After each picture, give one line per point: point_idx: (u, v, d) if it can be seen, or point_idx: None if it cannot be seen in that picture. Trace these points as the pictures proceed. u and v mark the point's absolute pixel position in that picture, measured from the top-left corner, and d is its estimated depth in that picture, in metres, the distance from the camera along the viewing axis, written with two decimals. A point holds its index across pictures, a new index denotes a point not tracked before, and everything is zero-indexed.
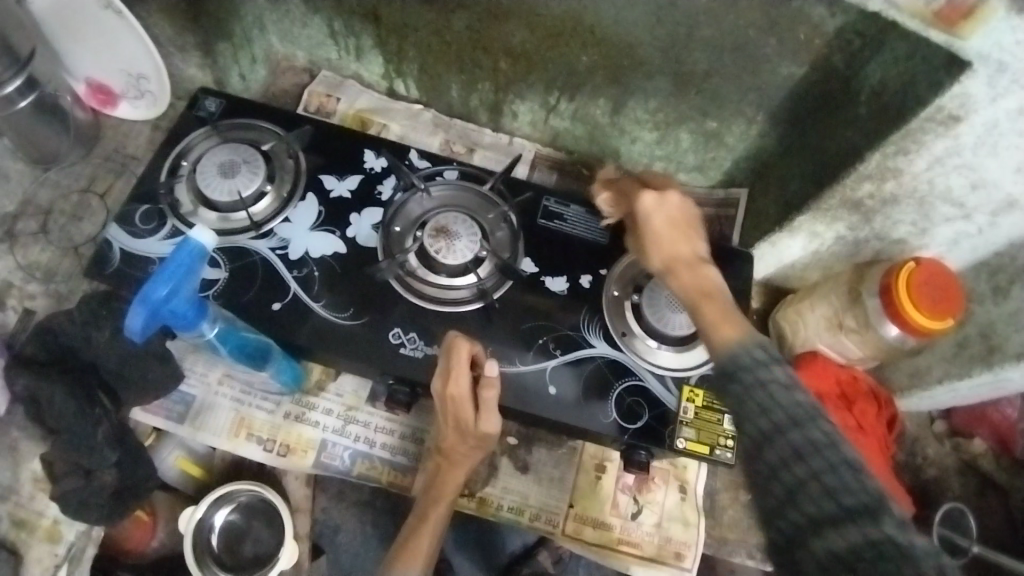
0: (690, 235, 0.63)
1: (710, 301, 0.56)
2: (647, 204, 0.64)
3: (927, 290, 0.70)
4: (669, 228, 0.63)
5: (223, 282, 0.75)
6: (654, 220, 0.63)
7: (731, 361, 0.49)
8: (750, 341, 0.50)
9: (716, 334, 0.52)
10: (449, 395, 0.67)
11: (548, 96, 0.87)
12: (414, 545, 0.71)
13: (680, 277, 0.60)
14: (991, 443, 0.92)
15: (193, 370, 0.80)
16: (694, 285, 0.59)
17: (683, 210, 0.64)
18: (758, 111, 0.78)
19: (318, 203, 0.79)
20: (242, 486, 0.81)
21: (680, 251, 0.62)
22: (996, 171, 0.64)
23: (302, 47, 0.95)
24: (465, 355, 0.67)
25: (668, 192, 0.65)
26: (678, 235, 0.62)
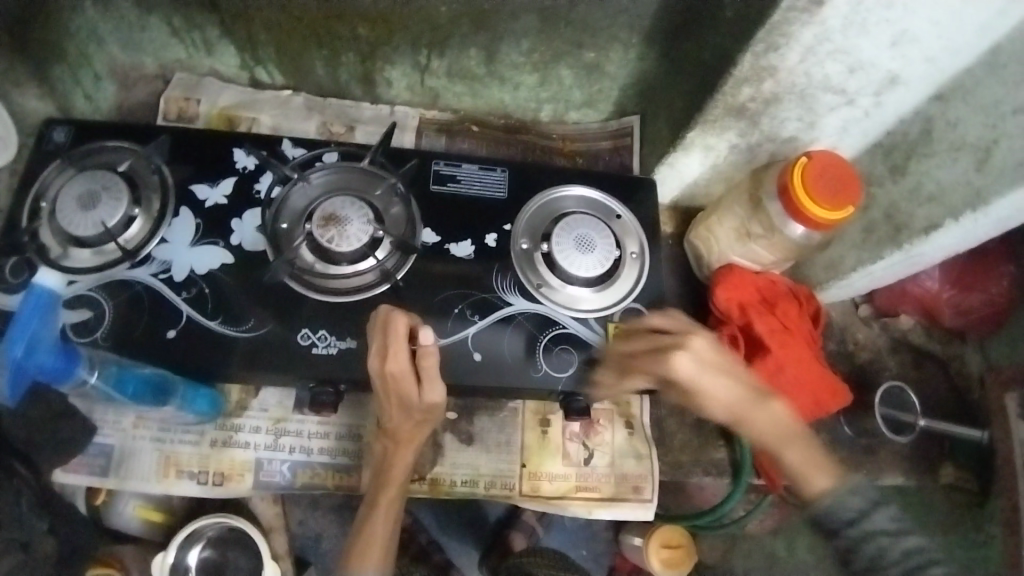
0: (726, 373, 0.67)
1: (799, 449, 0.65)
2: (691, 371, 0.65)
3: (824, 183, 0.69)
4: (710, 378, 0.66)
5: (112, 321, 0.70)
6: (698, 377, 0.66)
7: (830, 513, 0.60)
8: (848, 484, 0.61)
9: (809, 481, 0.63)
10: (389, 374, 0.65)
11: (417, 56, 0.83)
12: (370, 532, 0.69)
13: (753, 424, 0.67)
14: (918, 317, 0.92)
15: (105, 419, 0.76)
16: (767, 427, 0.67)
17: (719, 352, 0.67)
18: (632, 34, 0.79)
19: (194, 214, 0.74)
20: (209, 519, 0.79)
21: (734, 396, 0.66)
22: (871, 49, 0.62)
23: (147, 52, 0.87)
24: (402, 328, 0.65)
25: (690, 343, 0.66)
26: (725, 384, 0.66)
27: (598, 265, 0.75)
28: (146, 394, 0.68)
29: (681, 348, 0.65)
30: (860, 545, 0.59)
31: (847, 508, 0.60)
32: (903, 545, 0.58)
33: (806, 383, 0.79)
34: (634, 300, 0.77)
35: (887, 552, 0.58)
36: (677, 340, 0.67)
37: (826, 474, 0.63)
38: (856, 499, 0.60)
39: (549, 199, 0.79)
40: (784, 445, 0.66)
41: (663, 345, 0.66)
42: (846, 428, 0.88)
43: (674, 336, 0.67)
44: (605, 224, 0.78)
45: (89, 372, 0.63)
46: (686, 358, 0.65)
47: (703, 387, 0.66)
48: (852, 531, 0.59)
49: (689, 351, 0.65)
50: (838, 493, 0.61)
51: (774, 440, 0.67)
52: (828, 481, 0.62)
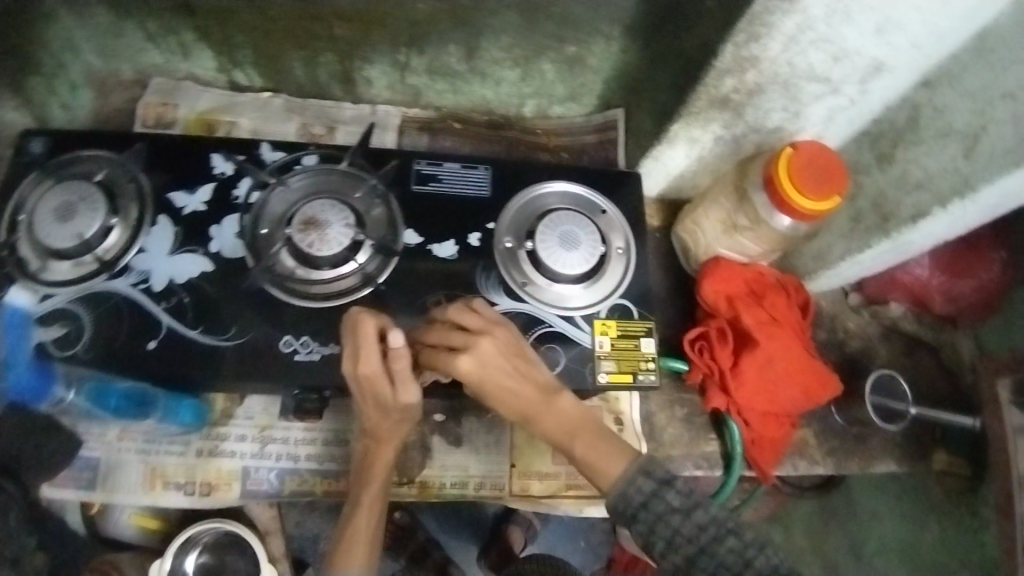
0: (518, 368, 0.60)
1: (588, 441, 0.59)
2: (470, 373, 0.59)
3: (809, 173, 0.68)
4: (499, 379, 0.59)
5: (92, 333, 0.69)
6: (475, 378, 0.59)
7: (622, 499, 0.55)
8: (636, 468, 0.56)
9: (600, 471, 0.57)
10: (362, 374, 0.63)
11: (396, 53, 0.82)
12: (353, 531, 0.68)
13: (542, 423, 0.60)
14: (909, 304, 0.90)
15: (90, 431, 0.75)
16: (559, 425, 0.60)
17: (502, 350, 0.60)
18: (613, 27, 0.77)
19: (174, 223, 0.73)
20: (205, 525, 0.79)
21: (526, 395, 0.60)
22: (855, 38, 0.61)
23: (123, 58, 0.86)
24: (370, 329, 0.63)
25: (479, 345, 0.59)
26: (515, 383, 0.59)
27: (583, 262, 0.74)
28: (127, 407, 0.72)
29: (464, 348, 0.59)
30: (653, 529, 0.54)
31: (639, 491, 0.55)
32: (694, 519, 0.54)
33: (795, 375, 0.78)
34: (620, 296, 0.76)
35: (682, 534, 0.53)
36: (468, 339, 0.60)
37: (618, 459, 0.57)
38: (645, 483, 0.55)
39: (532, 196, 0.78)
40: (575, 437, 0.59)
41: (450, 342, 0.60)
42: (837, 418, 0.87)
43: (468, 334, 0.60)
44: (590, 220, 0.77)
45: (66, 390, 0.70)
46: (468, 359, 0.59)
47: (491, 386, 0.60)
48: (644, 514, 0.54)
49: (472, 352, 0.59)
50: (626, 477, 0.56)
51: (564, 437, 0.60)
52: (620, 468, 0.57)
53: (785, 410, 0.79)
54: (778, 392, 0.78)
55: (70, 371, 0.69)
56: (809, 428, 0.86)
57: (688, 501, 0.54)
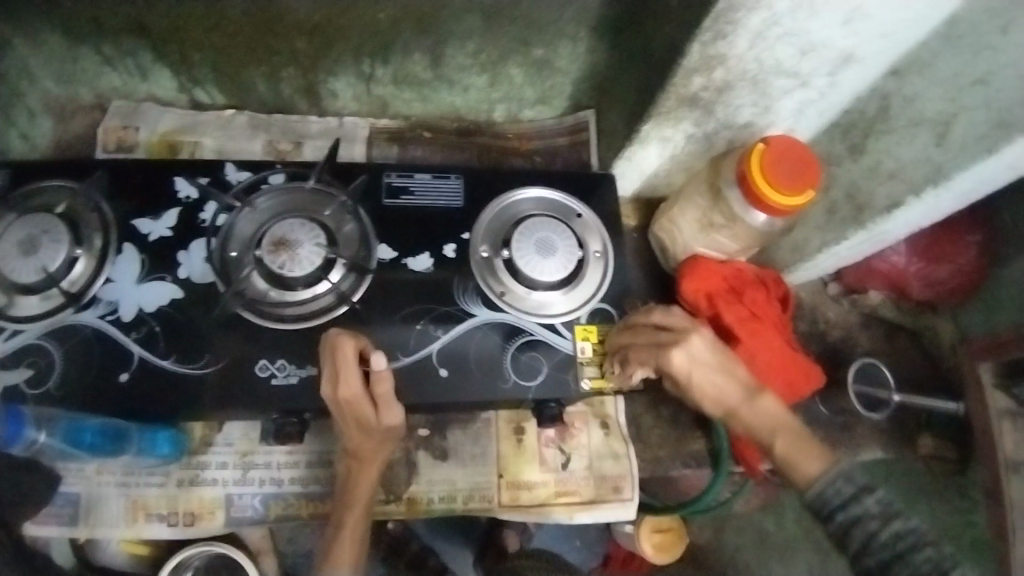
0: (730, 369, 0.65)
1: (788, 439, 0.60)
2: (684, 367, 0.65)
3: (782, 167, 0.67)
4: (711, 377, 0.65)
5: (63, 369, 0.67)
6: (690, 374, 0.65)
7: (819, 499, 0.55)
8: (834, 471, 0.55)
9: (800, 468, 0.58)
10: (343, 399, 0.64)
11: (360, 64, 0.80)
12: (337, 552, 0.68)
13: (746, 422, 0.64)
14: (887, 292, 0.90)
15: (68, 468, 0.73)
16: (764, 424, 0.63)
17: (713, 348, 0.65)
18: (579, 27, 0.76)
19: (140, 251, 0.71)
20: (194, 549, 0.75)
21: (729, 394, 0.64)
22: (821, 30, 0.61)
23: (81, 82, 0.83)
24: (350, 354, 0.64)
25: (689, 340, 0.65)
26: (721, 381, 0.65)
27: (561, 269, 0.74)
28: (103, 444, 0.70)
29: (677, 343, 0.65)
30: (849, 531, 0.52)
31: (836, 494, 0.54)
32: (894, 529, 0.51)
33: (778, 369, 0.78)
34: (600, 301, 0.75)
35: (876, 536, 0.51)
36: (675, 336, 0.66)
37: (817, 460, 0.57)
38: (846, 483, 0.54)
39: (505, 204, 0.77)
40: (776, 434, 0.61)
41: (658, 341, 0.66)
42: (822, 408, 0.88)
43: (674, 332, 0.66)
44: (566, 225, 0.76)
45: (38, 432, 0.67)
46: (680, 353, 0.65)
47: (700, 383, 0.65)
48: (840, 514, 0.53)
49: (686, 347, 0.65)
50: (824, 478, 0.55)
51: (767, 435, 0.63)
52: (818, 468, 0.57)
53: None
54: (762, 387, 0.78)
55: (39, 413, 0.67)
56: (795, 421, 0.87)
57: (884, 506, 0.52)
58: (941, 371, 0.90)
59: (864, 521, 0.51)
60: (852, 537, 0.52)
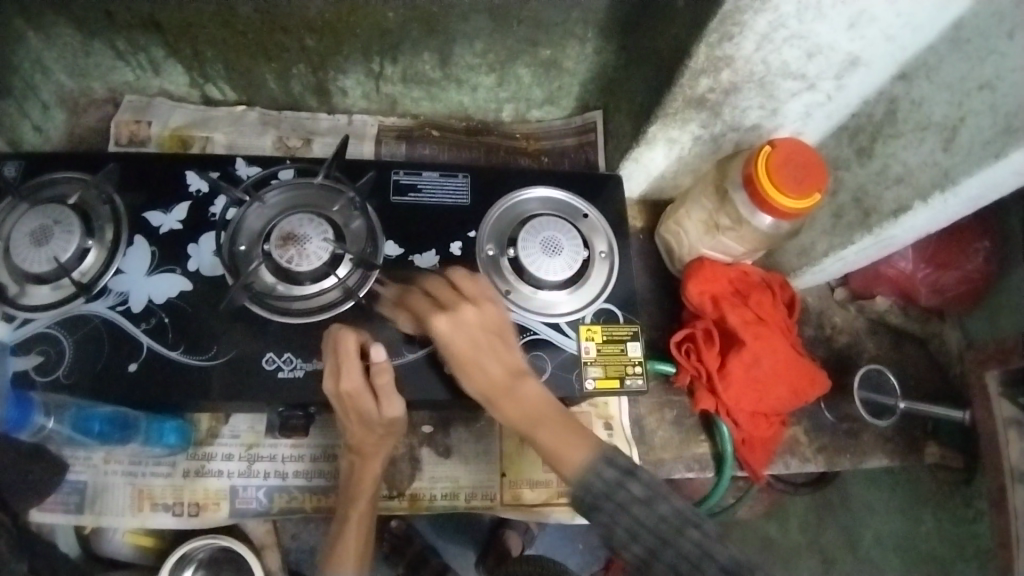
0: (497, 347, 0.62)
1: (548, 428, 0.56)
2: (447, 338, 0.61)
3: (788, 171, 0.67)
4: (475, 351, 0.61)
5: (72, 359, 0.68)
6: (453, 344, 0.61)
7: (581, 487, 0.51)
8: (595, 460, 0.52)
9: (560, 458, 0.54)
10: (344, 391, 0.65)
11: (369, 63, 0.81)
12: (342, 551, 0.67)
13: (504, 408, 0.59)
14: (895, 298, 0.90)
15: (75, 456, 0.75)
16: (522, 411, 0.58)
17: (483, 322, 0.62)
18: (587, 28, 0.76)
19: (150, 243, 0.72)
20: (200, 541, 0.77)
21: (496, 373, 0.60)
22: (829, 33, 0.61)
23: (94, 76, 0.85)
24: (352, 346, 0.65)
25: (458, 310, 0.62)
26: (487, 358, 0.61)
27: (566, 268, 0.74)
28: (111, 432, 0.71)
29: (447, 311, 0.62)
30: (613, 520, 0.49)
31: (600, 480, 0.51)
32: (656, 511, 0.49)
33: (782, 373, 0.78)
34: (605, 300, 0.75)
35: (640, 522, 0.49)
36: (448, 306, 0.63)
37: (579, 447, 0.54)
38: (608, 469, 0.51)
39: (512, 203, 0.78)
40: (533, 422, 0.57)
41: (432, 308, 0.63)
42: (827, 413, 0.87)
43: (448, 300, 0.63)
44: (572, 225, 0.76)
45: (46, 418, 0.67)
46: (446, 321, 0.61)
47: (461, 355, 0.61)
48: (600, 501, 0.50)
49: (452, 316, 0.61)
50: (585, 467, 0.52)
51: (527, 424, 0.58)
52: (578, 458, 0.53)
53: (774, 409, 0.79)
54: (765, 391, 0.78)
55: (48, 399, 0.67)
56: (799, 425, 0.86)
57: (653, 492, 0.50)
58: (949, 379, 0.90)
59: (619, 507, 0.50)
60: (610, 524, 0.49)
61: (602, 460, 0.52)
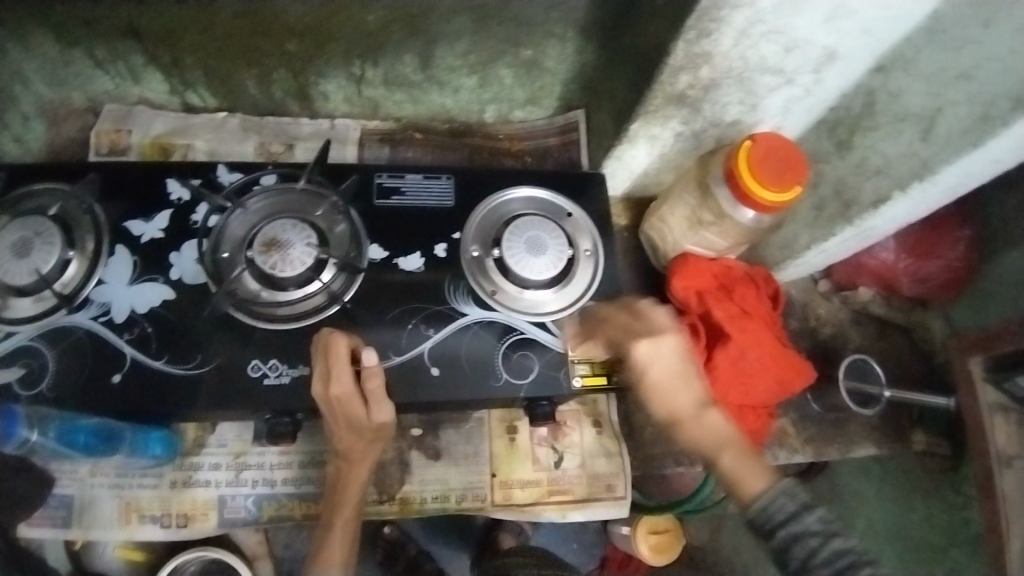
0: (689, 379, 0.65)
1: (733, 455, 0.61)
2: (647, 362, 0.64)
3: (769, 166, 0.68)
4: (671, 381, 0.65)
5: (57, 371, 0.68)
6: (651, 369, 0.65)
7: (764, 515, 0.56)
8: (777, 492, 0.56)
9: (741, 484, 0.58)
10: (334, 396, 0.65)
11: (350, 66, 0.81)
12: (326, 553, 0.67)
13: (688, 432, 0.64)
14: (878, 289, 0.91)
15: (62, 470, 0.74)
16: (707, 438, 0.63)
17: (680, 354, 0.65)
18: (567, 28, 0.77)
19: (131, 252, 0.72)
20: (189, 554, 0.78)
21: (682, 401, 0.64)
22: (805, 28, 0.61)
23: (73, 86, 0.84)
24: (342, 351, 0.65)
25: (662, 338, 0.65)
26: (679, 385, 0.65)
27: (551, 268, 0.74)
28: (97, 445, 0.71)
29: (648, 336, 0.65)
30: (792, 547, 0.54)
31: (780, 510, 0.56)
32: (832, 546, 0.54)
33: (768, 366, 0.78)
34: (590, 298, 0.76)
35: (819, 553, 0.53)
36: (649, 330, 0.66)
37: (760, 478, 0.58)
38: (790, 501, 0.56)
39: (496, 203, 0.78)
40: (721, 450, 0.62)
41: (634, 329, 0.66)
42: (813, 404, 0.88)
43: (648, 326, 0.66)
44: (557, 224, 0.76)
45: (31, 431, 0.68)
46: (648, 348, 0.65)
47: (654, 379, 0.65)
48: (782, 531, 0.55)
49: (656, 343, 0.65)
50: (771, 495, 0.56)
51: (711, 451, 0.63)
52: (761, 489, 0.57)
53: (760, 402, 0.80)
54: (752, 385, 0.78)
55: (34, 412, 0.68)
56: (786, 417, 0.87)
57: (825, 526, 0.54)
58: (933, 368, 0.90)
59: (805, 538, 0.54)
60: (794, 549, 0.54)
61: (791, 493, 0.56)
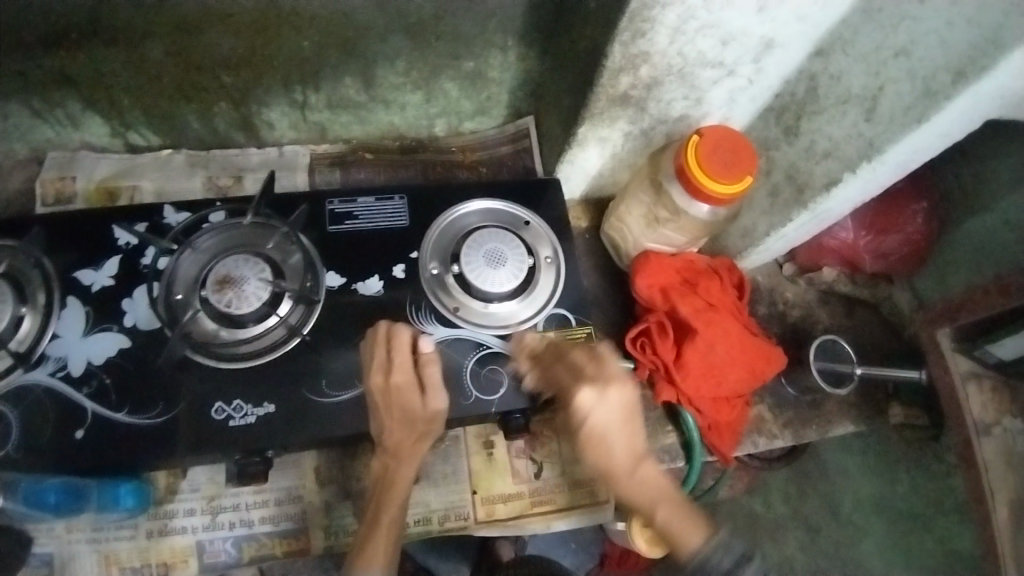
0: (631, 432, 0.65)
1: (668, 509, 0.62)
2: (590, 409, 0.64)
3: (717, 158, 0.68)
4: (612, 430, 0.64)
5: (19, 431, 0.66)
6: (593, 419, 0.64)
7: (705, 569, 0.58)
8: (715, 545, 0.59)
9: (681, 540, 0.60)
10: (394, 385, 0.67)
11: (292, 93, 0.80)
12: (369, 555, 0.65)
13: (623, 485, 0.64)
14: (841, 267, 0.92)
15: (38, 529, 0.72)
16: (644, 492, 0.63)
17: (621, 404, 0.65)
18: (506, 36, 0.76)
19: (83, 303, 0.70)
20: None
21: (624, 453, 0.64)
22: (740, 20, 0.61)
23: (13, 137, 0.82)
24: (404, 341, 0.68)
25: (604, 389, 0.64)
26: (620, 437, 0.64)
27: (513, 280, 0.73)
28: (68, 502, 0.70)
29: (593, 386, 0.64)
30: None
31: (718, 563, 0.58)
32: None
33: (738, 355, 0.78)
34: (555, 306, 0.75)
35: None
36: (591, 379, 0.65)
37: (701, 532, 0.60)
38: (726, 556, 0.58)
39: (451, 218, 0.77)
40: (658, 504, 0.63)
41: (577, 378, 0.65)
42: (789, 389, 0.88)
43: (591, 373, 0.65)
44: (514, 234, 0.76)
45: None
46: (593, 396, 0.64)
47: (597, 425, 0.64)
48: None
49: (601, 393, 0.64)
50: (710, 551, 0.59)
51: (645, 505, 0.63)
52: (698, 544, 0.60)
53: (734, 393, 0.79)
54: (724, 377, 0.78)
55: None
56: (762, 403, 0.87)
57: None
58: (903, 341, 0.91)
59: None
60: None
61: (724, 545, 0.59)
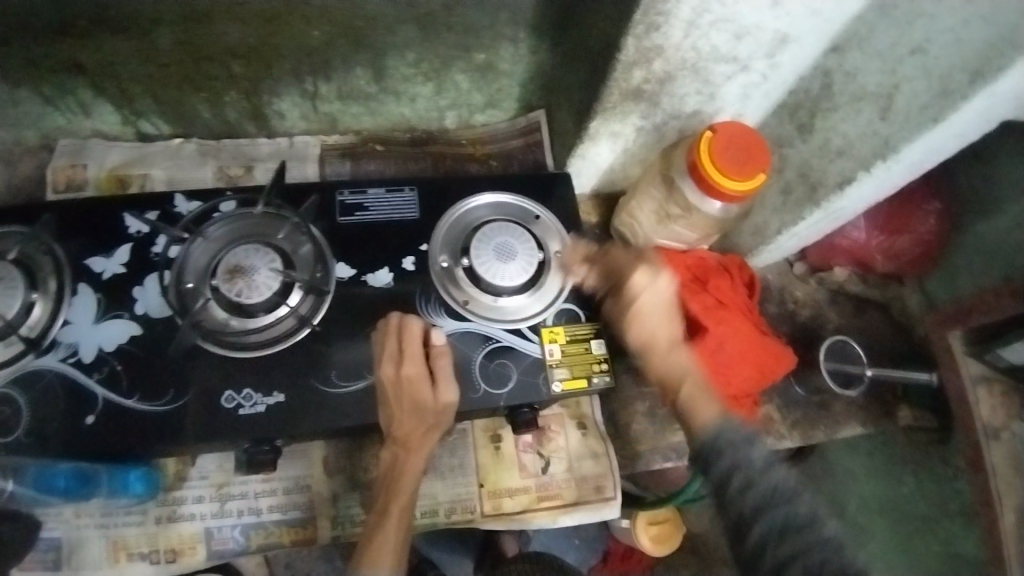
0: (672, 318, 0.69)
1: (690, 390, 0.65)
2: (641, 288, 0.68)
3: (730, 155, 0.67)
4: (657, 311, 0.68)
5: (29, 417, 0.66)
6: (641, 298, 0.68)
7: (713, 443, 0.59)
8: (730, 425, 0.60)
9: (698, 416, 0.62)
10: (405, 376, 0.68)
11: (302, 84, 0.80)
12: (378, 548, 0.66)
13: (657, 361, 0.68)
14: (852, 267, 0.91)
15: (47, 513, 0.73)
16: (673, 370, 0.67)
17: (671, 293, 0.69)
18: (518, 29, 0.76)
19: (94, 290, 0.70)
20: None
21: (662, 333, 0.68)
22: (755, 16, 0.60)
23: (25, 124, 0.82)
24: (416, 332, 0.69)
25: (659, 275, 0.69)
26: (662, 322, 0.68)
27: (523, 273, 0.73)
28: (77, 487, 0.70)
29: (648, 270, 0.69)
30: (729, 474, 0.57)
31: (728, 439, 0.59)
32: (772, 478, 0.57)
33: (748, 354, 0.78)
34: (564, 301, 0.75)
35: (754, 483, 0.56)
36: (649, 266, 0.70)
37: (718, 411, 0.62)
38: (739, 432, 0.59)
39: (461, 211, 0.77)
40: (684, 382, 0.66)
41: (636, 263, 0.70)
42: (797, 388, 0.88)
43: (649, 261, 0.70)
44: (524, 228, 0.76)
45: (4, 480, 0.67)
46: (646, 279, 0.68)
47: (643, 305, 0.68)
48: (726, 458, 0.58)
49: (655, 278, 0.68)
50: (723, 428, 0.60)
51: (671, 382, 0.67)
52: (712, 422, 0.61)
53: (744, 391, 0.79)
54: (734, 375, 0.77)
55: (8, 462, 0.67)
56: (771, 403, 0.87)
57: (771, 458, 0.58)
58: (914, 342, 0.90)
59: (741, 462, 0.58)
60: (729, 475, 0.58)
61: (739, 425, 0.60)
